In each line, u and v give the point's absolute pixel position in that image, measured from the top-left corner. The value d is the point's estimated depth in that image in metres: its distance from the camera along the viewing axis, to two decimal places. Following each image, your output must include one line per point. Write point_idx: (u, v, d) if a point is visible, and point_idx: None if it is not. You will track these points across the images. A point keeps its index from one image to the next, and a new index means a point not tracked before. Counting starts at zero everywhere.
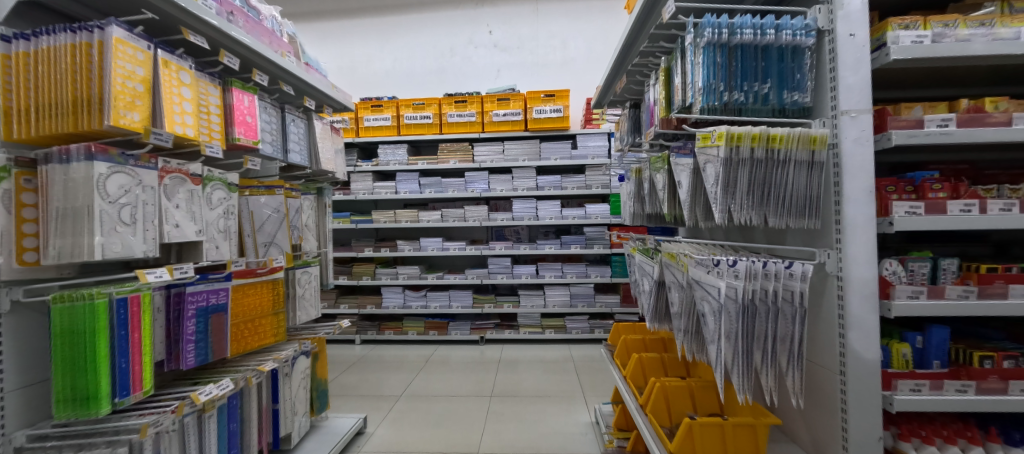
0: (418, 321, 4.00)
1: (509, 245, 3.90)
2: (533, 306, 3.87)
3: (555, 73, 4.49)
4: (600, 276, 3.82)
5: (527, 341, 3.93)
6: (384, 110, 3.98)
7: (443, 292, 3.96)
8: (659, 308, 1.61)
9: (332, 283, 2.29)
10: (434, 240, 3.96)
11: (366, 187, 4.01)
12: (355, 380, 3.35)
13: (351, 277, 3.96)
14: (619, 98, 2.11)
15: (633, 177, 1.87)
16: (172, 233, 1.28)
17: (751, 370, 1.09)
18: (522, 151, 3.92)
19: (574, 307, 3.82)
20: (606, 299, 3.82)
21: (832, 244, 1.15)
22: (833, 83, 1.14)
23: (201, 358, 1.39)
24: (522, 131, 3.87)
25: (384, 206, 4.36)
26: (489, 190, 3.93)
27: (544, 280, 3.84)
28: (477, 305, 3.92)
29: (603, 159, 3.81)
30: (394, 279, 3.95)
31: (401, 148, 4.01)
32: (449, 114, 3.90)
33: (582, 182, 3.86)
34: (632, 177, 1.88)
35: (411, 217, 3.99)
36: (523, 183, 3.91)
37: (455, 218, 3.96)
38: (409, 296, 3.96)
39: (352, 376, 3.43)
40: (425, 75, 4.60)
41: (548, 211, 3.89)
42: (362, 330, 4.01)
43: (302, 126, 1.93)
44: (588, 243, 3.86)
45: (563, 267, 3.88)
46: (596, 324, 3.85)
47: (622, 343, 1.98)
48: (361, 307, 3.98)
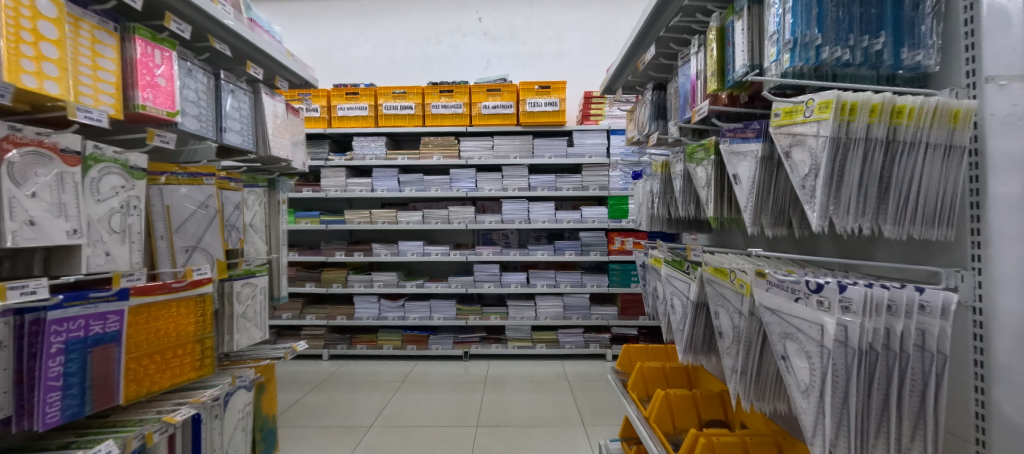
0: (394, 334, 3.58)
1: (498, 250, 3.54)
2: (523, 318, 3.51)
3: (549, 66, 4.16)
4: (597, 286, 3.48)
5: (516, 357, 3.56)
6: (361, 99, 3.59)
7: (423, 302, 3.56)
8: (697, 337, 1.27)
9: (285, 295, 1.88)
10: (414, 244, 3.57)
11: (339, 184, 3.60)
12: (321, 402, 2.95)
13: (320, 284, 3.57)
14: (638, 81, 1.77)
15: (656, 173, 1.53)
16: (19, 233, 0.90)
17: (866, 445, 0.76)
18: (513, 147, 3.56)
19: (568, 320, 3.47)
20: (602, 311, 3.49)
21: (966, 263, 0.82)
22: (969, 39, 0.82)
23: (73, 411, 1.00)
24: (513, 126, 3.51)
25: (359, 206, 3.94)
26: (476, 190, 3.57)
27: (536, 290, 3.49)
28: (461, 317, 3.54)
29: (601, 158, 3.48)
30: (369, 287, 3.55)
31: (380, 141, 3.61)
32: (432, 104, 3.52)
33: (578, 183, 3.52)
34: (655, 173, 1.54)
35: (389, 218, 3.60)
36: (513, 182, 3.55)
37: (438, 220, 3.59)
38: (385, 306, 3.57)
39: (320, 396, 3.04)
40: (408, 64, 4.21)
41: (541, 214, 3.54)
42: (331, 344, 3.57)
43: (246, 100, 1.54)
44: (584, 250, 3.51)
45: (556, 275, 3.52)
46: (592, 337, 3.51)
47: (638, 372, 1.62)
48: (331, 317, 3.56)
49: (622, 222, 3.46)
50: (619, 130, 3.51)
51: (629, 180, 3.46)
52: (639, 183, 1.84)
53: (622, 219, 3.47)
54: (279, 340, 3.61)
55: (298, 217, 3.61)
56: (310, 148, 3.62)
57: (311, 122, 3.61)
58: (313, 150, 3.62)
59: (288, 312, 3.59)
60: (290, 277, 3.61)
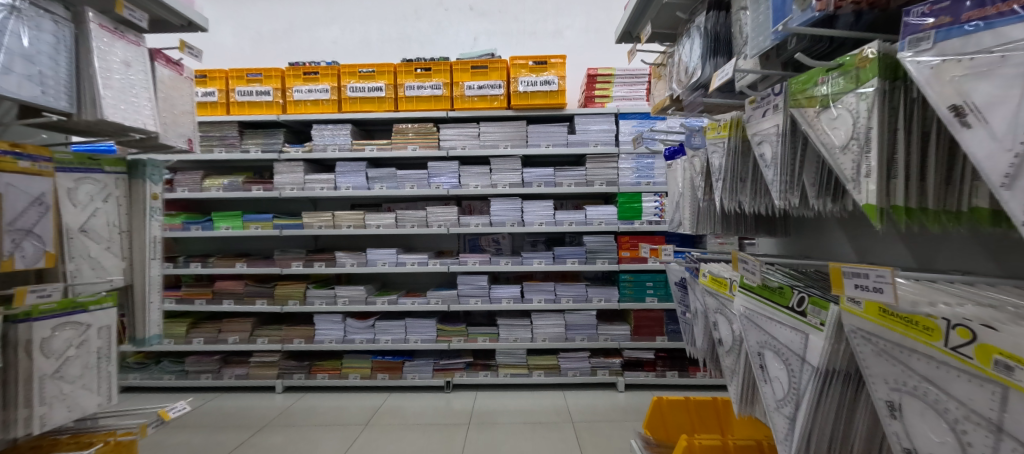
0: (362, 360, 2.97)
1: (486, 259, 2.94)
2: (517, 340, 2.91)
3: (545, 45, 3.56)
4: (605, 301, 2.88)
5: (509, 387, 2.95)
6: (321, 80, 3.00)
7: (397, 322, 2.96)
8: (826, 436, 0.68)
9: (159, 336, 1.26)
10: (386, 251, 2.99)
11: (295, 180, 3.00)
12: (278, 444, 2.36)
13: (273, 301, 2.99)
14: (681, 3, 1.15)
15: (711, 140, 0.96)
16: None
17: None
18: (503, 135, 2.96)
19: (570, 342, 2.87)
20: (612, 330, 2.89)
21: None
22: None
23: None
24: (503, 110, 2.92)
25: (324, 207, 3.34)
26: (459, 186, 2.97)
27: (532, 306, 2.89)
28: (441, 339, 2.93)
29: (608, 147, 2.89)
30: (332, 304, 2.96)
31: (346, 129, 3.02)
32: (406, 85, 2.93)
33: (581, 177, 2.92)
34: (709, 140, 0.96)
35: (355, 222, 3.02)
36: (504, 177, 2.96)
37: (414, 224, 3.00)
38: (352, 327, 2.98)
39: (277, 436, 2.44)
40: (382, 45, 3.62)
41: (537, 214, 2.94)
42: (285, 374, 2.96)
43: (53, 30, 0.96)
44: (589, 258, 2.92)
45: (556, 289, 2.92)
46: (600, 363, 2.89)
47: (684, 448, 1.05)
48: (286, 341, 2.96)
49: (635, 224, 2.87)
50: (629, 114, 2.90)
51: (641, 174, 2.90)
52: (676, 162, 1.24)
53: (634, 220, 2.87)
54: (224, 369, 3.00)
55: (246, 221, 3.01)
56: (262, 140, 3.04)
57: (262, 109, 3.03)
58: (264, 141, 3.03)
59: (236, 335, 3.01)
60: (238, 293, 3.01)
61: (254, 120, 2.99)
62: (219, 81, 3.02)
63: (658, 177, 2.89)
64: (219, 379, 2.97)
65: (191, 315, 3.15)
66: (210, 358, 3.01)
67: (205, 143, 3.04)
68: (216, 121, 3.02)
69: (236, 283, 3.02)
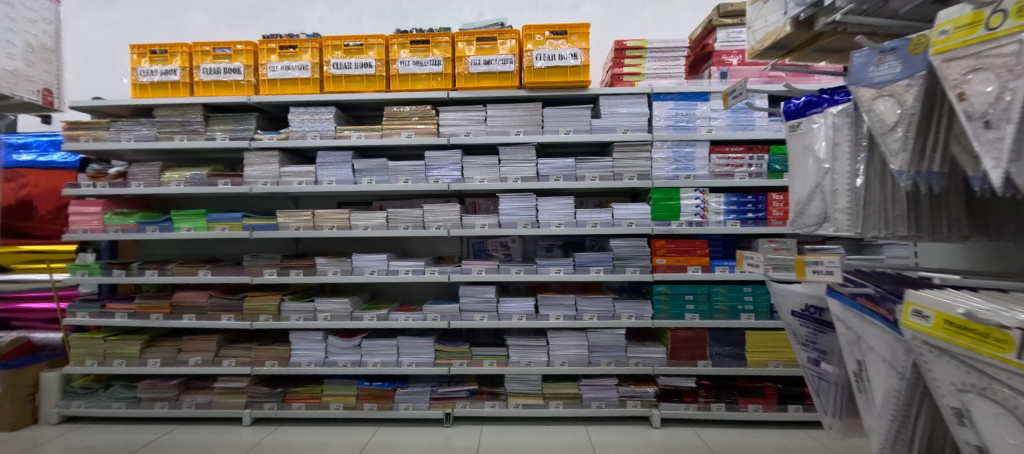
0: (346, 387, 2.49)
1: (493, 266, 2.47)
2: (530, 365, 2.43)
3: (562, 20, 3.09)
4: (636, 319, 2.40)
5: (520, 420, 2.47)
6: (300, 55, 2.55)
7: (388, 341, 2.49)
8: None
9: None
10: (375, 258, 2.53)
11: (268, 174, 2.54)
12: None
13: (242, 317, 2.53)
14: None
15: (940, 55, 0.59)
16: None
17: None
18: (514, 119, 2.49)
19: (594, 366, 2.39)
20: (644, 352, 2.40)
21: None
22: None
23: None
24: (515, 90, 2.45)
25: (306, 206, 2.88)
26: (462, 181, 2.50)
27: (548, 324, 2.41)
28: (440, 362, 2.46)
29: (641, 133, 2.41)
30: (311, 320, 2.50)
31: (329, 112, 2.55)
32: (399, 60, 2.48)
33: (607, 170, 2.44)
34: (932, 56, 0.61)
35: (339, 222, 2.55)
36: (515, 170, 2.48)
37: (408, 225, 2.53)
38: (334, 347, 2.51)
39: None
40: (375, 21, 3.16)
41: (554, 214, 2.46)
42: (255, 403, 2.49)
43: None
44: (617, 267, 2.43)
45: (577, 303, 2.45)
46: (629, 392, 2.40)
47: None
48: (257, 364, 2.51)
49: (672, 225, 2.39)
50: (664, 95, 2.42)
51: (679, 166, 2.42)
52: (817, 118, 0.84)
53: (671, 220, 2.40)
54: (183, 396, 2.55)
55: (210, 222, 2.56)
56: (230, 125, 2.58)
57: (231, 90, 2.59)
58: (233, 127, 2.57)
59: (198, 355, 2.56)
60: (201, 307, 2.56)
61: (221, 101, 2.54)
62: (181, 56, 2.58)
63: (699, 169, 2.41)
64: (176, 408, 2.52)
65: (149, 331, 2.71)
66: (168, 383, 2.55)
67: (164, 129, 2.59)
68: (178, 103, 2.57)
69: (198, 294, 2.57)
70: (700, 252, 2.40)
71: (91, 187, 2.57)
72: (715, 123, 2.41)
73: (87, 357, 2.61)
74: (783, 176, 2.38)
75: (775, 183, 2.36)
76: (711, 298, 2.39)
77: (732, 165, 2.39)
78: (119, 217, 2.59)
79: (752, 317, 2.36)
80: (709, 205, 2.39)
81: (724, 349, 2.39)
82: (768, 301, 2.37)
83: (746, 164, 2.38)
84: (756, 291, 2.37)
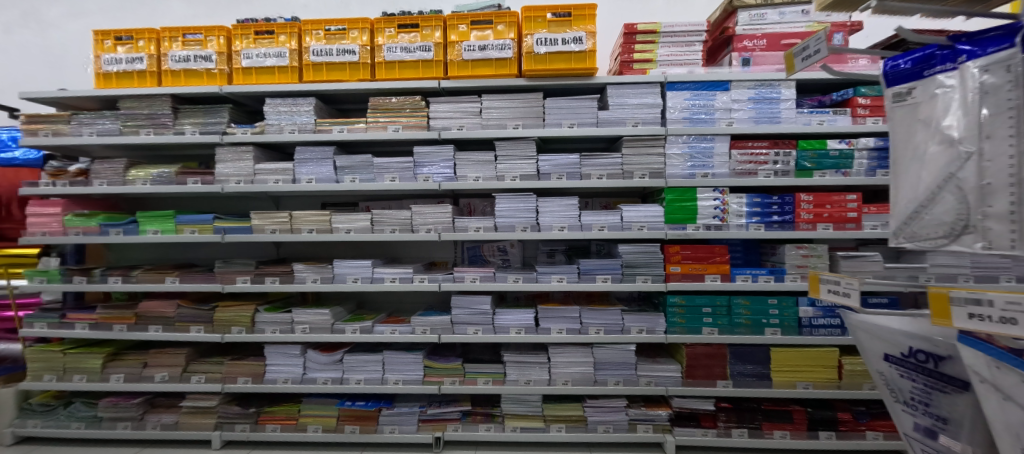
0: (326, 408, 2.25)
1: (488, 274, 2.23)
2: (529, 384, 2.19)
3: None
4: (647, 333, 2.15)
5: (517, 445, 2.23)
6: (277, 41, 2.31)
7: (372, 357, 2.25)
8: None
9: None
10: (358, 264, 2.29)
11: (242, 171, 2.31)
12: None
13: (213, 329, 2.30)
14: None
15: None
16: None
17: None
18: (512, 111, 2.24)
19: (600, 387, 2.14)
20: (656, 371, 2.16)
21: None
22: None
23: None
24: (513, 79, 2.21)
25: (288, 207, 2.65)
26: (455, 179, 2.26)
27: (550, 339, 2.16)
28: (429, 381, 2.22)
29: (653, 127, 2.16)
30: (287, 333, 2.26)
31: (309, 103, 2.31)
32: (385, 46, 2.24)
33: (615, 167, 2.20)
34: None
35: (319, 225, 2.31)
36: (512, 167, 2.24)
37: (395, 228, 2.29)
38: (314, 362, 2.28)
39: None
40: (363, 6, 2.93)
41: (556, 216, 2.22)
42: (226, 424, 2.26)
43: None
44: (626, 276, 2.18)
45: (581, 315, 2.20)
46: (640, 415, 2.15)
47: None
48: (228, 381, 2.28)
49: (688, 229, 2.14)
50: (679, 84, 2.18)
51: (696, 163, 2.17)
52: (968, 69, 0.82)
53: (687, 224, 2.15)
54: (148, 416, 2.32)
55: (179, 224, 2.33)
56: (200, 118, 2.34)
57: (202, 80, 2.36)
58: (204, 120, 2.34)
59: (166, 371, 2.33)
60: (168, 318, 2.33)
61: (190, 91, 2.31)
62: (148, 42, 2.35)
63: (718, 167, 2.16)
64: (140, 429, 2.29)
65: (114, 343, 2.49)
66: (130, 402, 2.32)
67: (129, 122, 2.36)
68: (144, 94, 2.34)
69: (165, 303, 2.34)
70: (719, 259, 2.14)
71: (48, 185, 2.34)
72: (736, 115, 2.16)
73: (45, 372, 2.39)
74: (812, 174, 2.13)
75: (804, 182, 2.11)
76: (731, 311, 2.15)
77: (755, 162, 2.14)
78: (80, 218, 2.36)
79: (778, 333, 2.11)
80: (729, 207, 2.14)
81: (746, 368, 2.14)
82: (796, 314, 2.12)
83: (772, 160, 2.13)
84: (782, 304, 2.12)
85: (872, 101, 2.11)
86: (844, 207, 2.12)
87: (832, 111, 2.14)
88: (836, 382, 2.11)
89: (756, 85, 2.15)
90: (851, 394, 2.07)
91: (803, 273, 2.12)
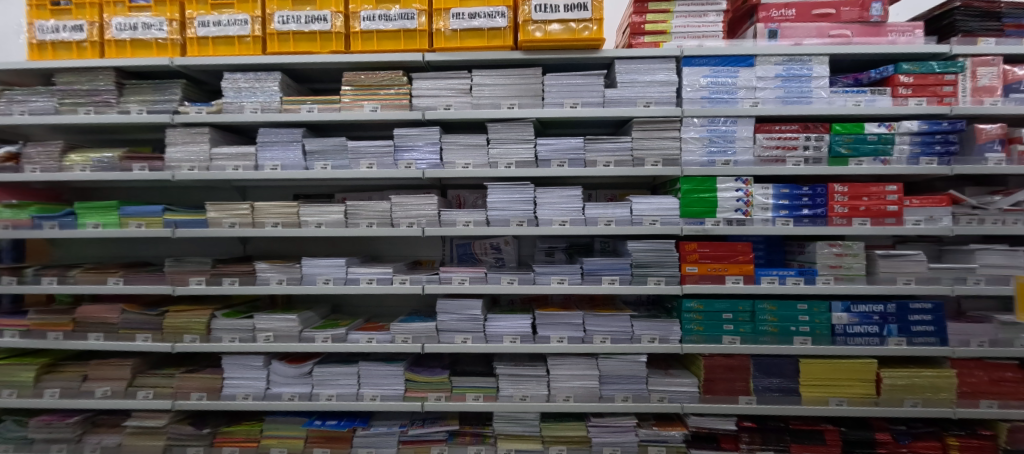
0: (293, 428, 1.97)
1: (479, 275, 1.96)
2: (525, 400, 1.92)
3: None
4: (659, 342, 1.89)
5: None
6: (238, 7, 2.02)
7: (346, 369, 1.97)
8: None
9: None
10: (330, 263, 2.01)
11: (195, 156, 2.01)
12: None
13: (162, 337, 2.00)
14: None
15: None
16: None
17: None
18: (506, 89, 1.96)
19: (606, 404, 1.88)
20: (670, 386, 1.89)
21: None
22: None
23: None
24: (508, 52, 1.93)
25: (255, 198, 2.36)
26: (441, 167, 1.98)
27: (549, 349, 1.89)
28: (411, 397, 1.94)
29: (667, 107, 1.90)
30: (247, 342, 1.97)
31: (273, 78, 2.01)
32: (362, 13, 1.95)
33: (624, 153, 1.93)
34: None
35: (286, 218, 2.02)
36: (507, 152, 1.96)
37: (373, 221, 2.01)
38: (279, 375, 1.99)
39: None
40: None
41: (556, 208, 1.95)
42: (176, 447, 1.96)
43: None
44: (636, 277, 1.92)
45: (585, 321, 1.93)
46: (651, 436, 1.89)
47: None
48: (179, 397, 1.98)
49: (706, 224, 1.88)
50: (696, 59, 1.91)
51: (716, 148, 1.91)
52: None
53: (706, 218, 1.89)
54: (87, 437, 2.02)
55: (123, 216, 2.03)
56: (149, 95, 2.04)
57: (151, 51, 2.05)
58: (152, 98, 2.04)
59: (108, 385, 2.03)
60: (111, 325, 2.03)
61: (135, 64, 2.01)
62: (88, 7, 2.04)
63: (740, 154, 1.90)
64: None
65: (52, 353, 2.17)
66: (65, 421, 2.01)
67: (67, 99, 2.05)
68: (83, 67, 2.03)
69: (107, 308, 2.04)
70: (741, 259, 1.89)
71: None
72: (761, 95, 1.90)
73: None
74: (847, 162, 1.88)
75: (838, 170, 1.86)
76: (755, 318, 1.89)
77: (783, 148, 1.88)
78: (9, 209, 2.03)
79: (809, 342, 1.86)
80: (753, 199, 1.88)
81: (772, 382, 1.88)
82: (828, 321, 1.87)
83: (802, 145, 1.88)
84: (813, 309, 1.87)
85: (915, 79, 1.86)
86: (883, 199, 1.87)
87: (870, 90, 1.89)
88: (874, 398, 1.86)
89: (784, 61, 1.89)
90: (890, 412, 1.82)
91: (836, 275, 1.88)
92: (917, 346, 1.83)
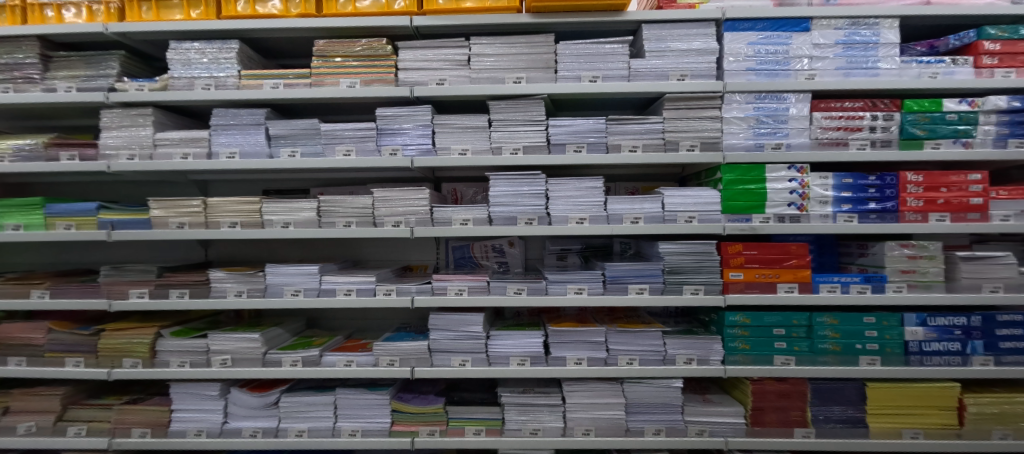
0: None
1: (480, 284, 1.63)
2: (537, 435, 1.59)
3: None
4: (698, 364, 1.57)
5: None
6: None
7: (320, 399, 1.63)
8: None
9: None
10: (301, 271, 1.66)
11: (136, 143, 1.66)
12: None
13: (97, 362, 1.66)
14: None
15: None
16: None
17: None
18: (512, 60, 1.63)
19: (634, 439, 1.56)
20: (711, 417, 1.57)
21: None
22: None
23: None
24: (514, 15, 1.60)
25: (218, 195, 2.02)
26: (433, 154, 1.65)
27: (565, 373, 1.57)
28: (398, 431, 1.61)
29: (706, 80, 1.57)
30: (200, 368, 1.63)
31: (230, 48, 1.66)
32: None
33: (653, 136, 1.61)
34: None
35: (247, 217, 1.68)
36: (512, 136, 1.63)
37: (351, 220, 1.67)
38: (238, 406, 1.65)
39: None
40: None
41: (573, 203, 1.62)
42: None
43: None
44: (669, 286, 1.59)
45: (608, 339, 1.60)
46: None
47: None
48: (118, 434, 1.64)
49: (754, 221, 1.56)
50: (740, 23, 1.59)
51: (764, 129, 1.58)
52: None
53: (753, 213, 1.57)
54: None
55: (49, 216, 1.68)
56: (79, 70, 1.69)
57: (82, 17, 1.70)
58: (83, 74, 1.69)
59: (31, 420, 1.68)
60: (36, 347, 1.69)
61: (61, 31, 1.66)
62: None
63: (794, 136, 1.58)
64: None
65: None
66: None
67: None
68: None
69: (31, 327, 1.69)
70: (795, 263, 1.57)
71: None
72: (819, 66, 1.58)
73: None
74: (922, 146, 1.56)
75: (912, 156, 1.54)
76: (813, 334, 1.58)
77: (846, 128, 1.56)
78: None
79: (878, 363, 1.54)
80: (810, 190, 1.57)
81: (833, 411, 1.56)
82: (900, 338, 1.55)
83: (868, 126, 1.56)
84: (882, 323, 1.55)
85: (1003, 46, 1.55)
86: (965, 190, 1.55)
87: (949, 59, 1.57)
88: (955, 429, 1.55)
89: (847, 25, 1.57)
90: (977, 446, 1.50)
91: (909, 282, 1.56)
92: (1008, 368, 1.52)
